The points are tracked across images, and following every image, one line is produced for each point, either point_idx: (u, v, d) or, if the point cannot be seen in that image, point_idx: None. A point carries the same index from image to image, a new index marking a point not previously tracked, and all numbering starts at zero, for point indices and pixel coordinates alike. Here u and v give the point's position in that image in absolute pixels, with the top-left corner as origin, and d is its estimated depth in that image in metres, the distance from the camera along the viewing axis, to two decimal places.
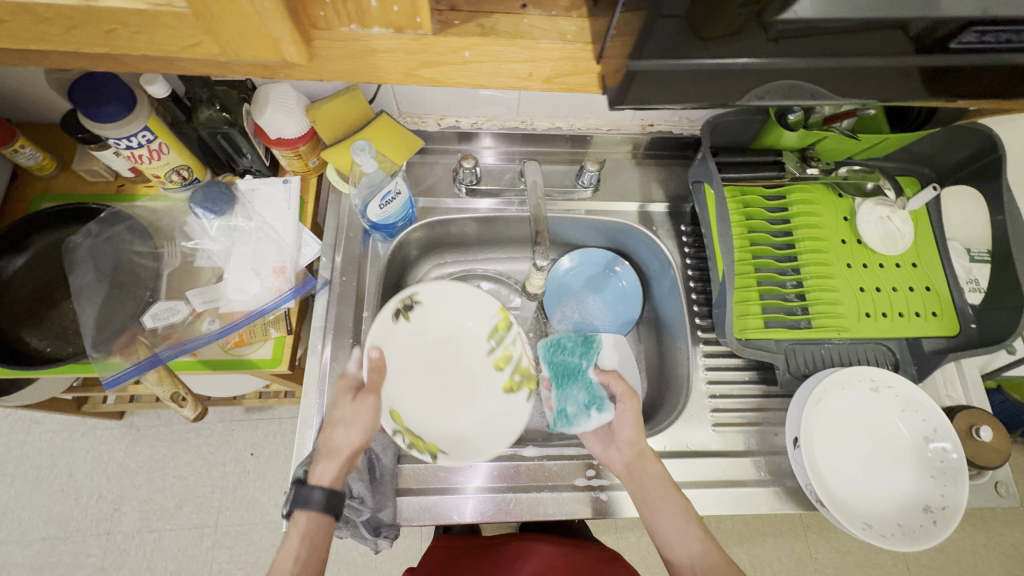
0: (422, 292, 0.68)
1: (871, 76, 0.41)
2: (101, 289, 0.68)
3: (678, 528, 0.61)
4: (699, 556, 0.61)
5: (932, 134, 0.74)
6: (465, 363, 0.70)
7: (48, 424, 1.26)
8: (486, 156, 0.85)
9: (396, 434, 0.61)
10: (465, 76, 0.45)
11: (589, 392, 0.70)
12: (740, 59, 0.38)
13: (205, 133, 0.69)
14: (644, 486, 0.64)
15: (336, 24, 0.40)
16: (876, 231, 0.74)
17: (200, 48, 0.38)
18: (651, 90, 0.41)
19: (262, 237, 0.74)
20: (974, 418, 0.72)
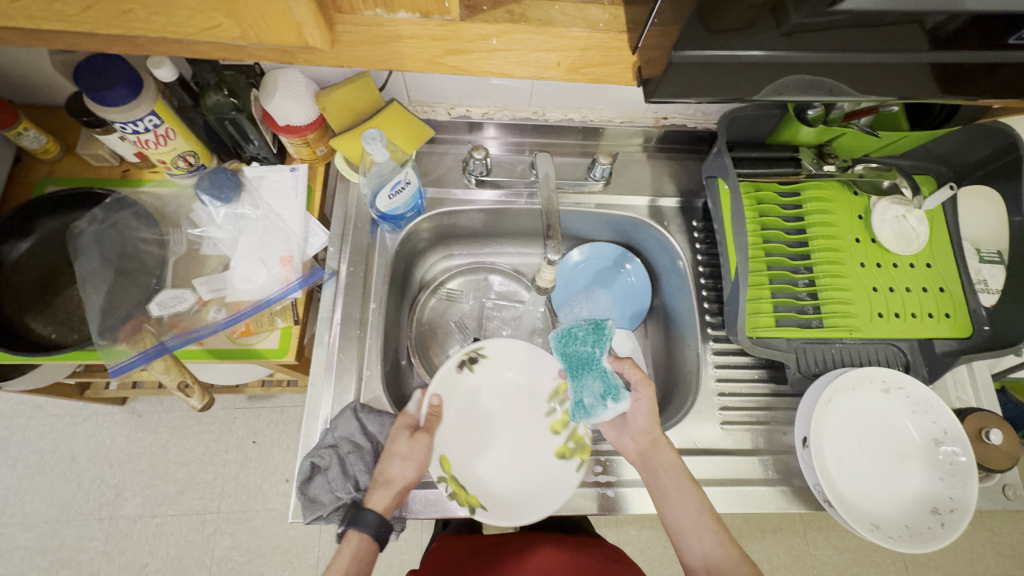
0: (488, 346, 0.73)
1: (897, 73, 0.40)
2: (106, 276, 0.67)
3: (691, 517, 0.61)
4: (711, 548, 0.60)
5: (952, 133, 0.72)
6: (521, 420, 0.72)
7: (50, 408, 1.26)
8: (487, 147, 0.83)
9: (440, 481, 0.64)
10: (492, 65, 0.48)
11: (605, 382, 0.68)
12: (753, 51, 0.37)
13: (211, 118, 0.67)
14: (657, 475, 0.63)
15: (359, 8, 0.42)
16: (891, 230, 0.73)
17: (219, 30, 0.38)
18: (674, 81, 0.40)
19: (269, 226, 0.73)
20: (984, 420, 0.72)
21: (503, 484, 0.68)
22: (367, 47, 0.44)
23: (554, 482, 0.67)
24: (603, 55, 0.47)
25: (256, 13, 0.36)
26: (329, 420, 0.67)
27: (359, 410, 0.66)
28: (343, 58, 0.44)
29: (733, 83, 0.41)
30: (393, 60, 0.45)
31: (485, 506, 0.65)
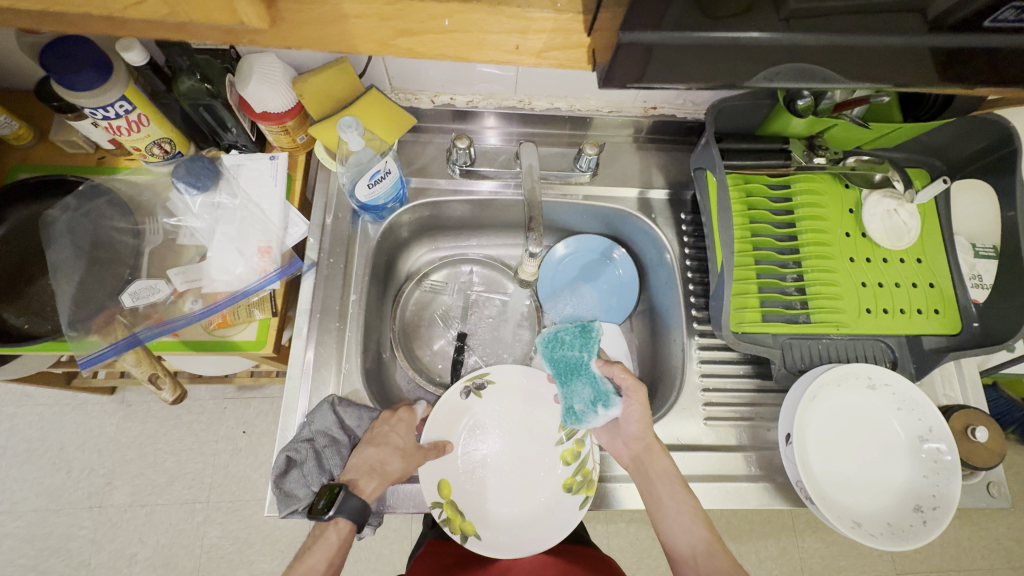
0: (494, 373, 0.72)
1: (892, 60, 0.38)
2: (79, 266, 0.65)
3: (683, 525, 0.61)
4: (705, 559, 0.60)
5: (946, 125, 0.71)
6: (530, 448, 0.70)
7: (38, 397, 1.25)
8: (490, 137, 0.82)
9: (436, 507, 0.63)
10: (449, 48, 0.46)
11: (594, 387, 0.68)
12: (751, 32, 0.35)
13: (186, 104, 0.65)
14: (650, 481, 0.63)
15: None
16: (881, 224, 0.72)
17: (146, 6, 0.36)
18: (648, 68, 0.38)
19: (247, 215, 0.72)
20: (971, 418, 0.71)
21: (503, 510, 0.66)
22: (315, 27, 0.42)
23: (556, 512, 0.65)
24: (565, 39, 0.44)
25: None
26: (307, 414, 0.66)
27: (337, 404, 0.65)
28: (285, 38, 0.43)
29: (719, 71, 0.39)
30: (345, 42, 0.45)
31: (480, 535, 0.64)
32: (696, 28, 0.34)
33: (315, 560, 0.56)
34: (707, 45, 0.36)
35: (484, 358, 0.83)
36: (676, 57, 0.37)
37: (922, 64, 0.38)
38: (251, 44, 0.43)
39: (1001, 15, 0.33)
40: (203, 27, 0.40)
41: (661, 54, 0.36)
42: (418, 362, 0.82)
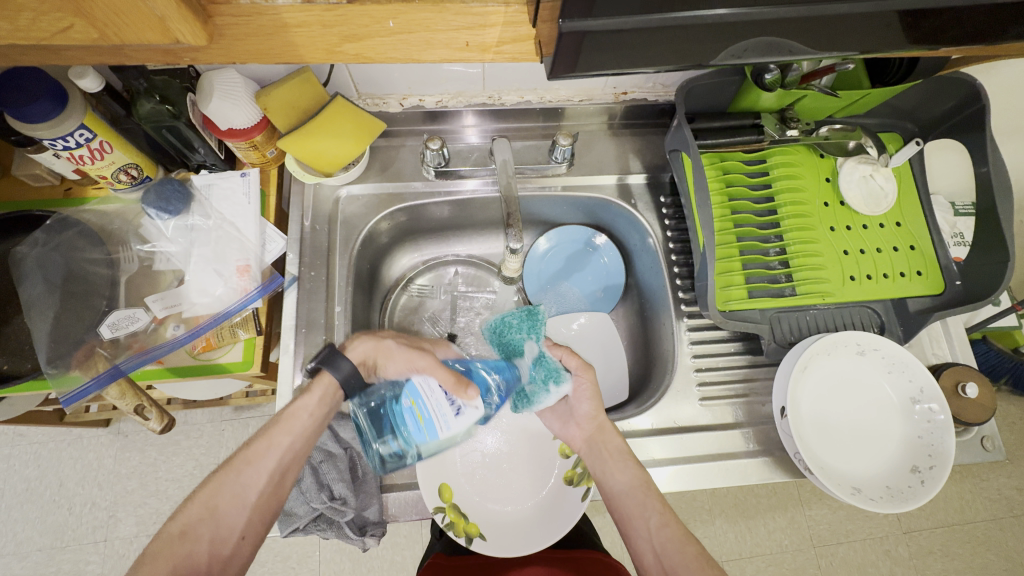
0: None
1: (861, 20, 0.37)
2: (53, 300, 0.63)
3: (637, 501, 0.58)
4: (657, 529, 0.56)
5: (914, 87, 0.71)
6: (531, 447, 0.70)
7: (32, 436, 1.23)
8: (469, 135, 0.80)
9: (438, 512, 0.62)
10: (396, 49, 0.45)
11: (543, 365, 0.63)
12: (717, 9, 0.34)
13: (148, 127, 0.64)
14: (604, 460, 0.61)
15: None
16: (858, 191, 0.72)
17: (75, 31, 0.35)
18: (607, 52, 0.37)
19: (222, 235, 0.71)
20: (960, 374, 0.72)
21: (504, 511, 0.66)
22: (253, 37, 0.41)
23: (558, 506, 0.65)
24: (516, 31, 0.44)
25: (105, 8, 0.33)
26: None
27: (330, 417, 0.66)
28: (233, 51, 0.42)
29: (684, 51, 0.38)
30: (290, 50, 0.44)
31: (485, 536, 0.63)
32: (656, 8, 0.34)
33: (278, 441, 0.57)
34: (672, 24, 0.35)
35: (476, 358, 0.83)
36: (608, 40, 0.36)
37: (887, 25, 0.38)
38: (192, 62, 0.42)
39: None
40: (140, 48, 0.39)
41: (625, 37, 0.36)
42: None
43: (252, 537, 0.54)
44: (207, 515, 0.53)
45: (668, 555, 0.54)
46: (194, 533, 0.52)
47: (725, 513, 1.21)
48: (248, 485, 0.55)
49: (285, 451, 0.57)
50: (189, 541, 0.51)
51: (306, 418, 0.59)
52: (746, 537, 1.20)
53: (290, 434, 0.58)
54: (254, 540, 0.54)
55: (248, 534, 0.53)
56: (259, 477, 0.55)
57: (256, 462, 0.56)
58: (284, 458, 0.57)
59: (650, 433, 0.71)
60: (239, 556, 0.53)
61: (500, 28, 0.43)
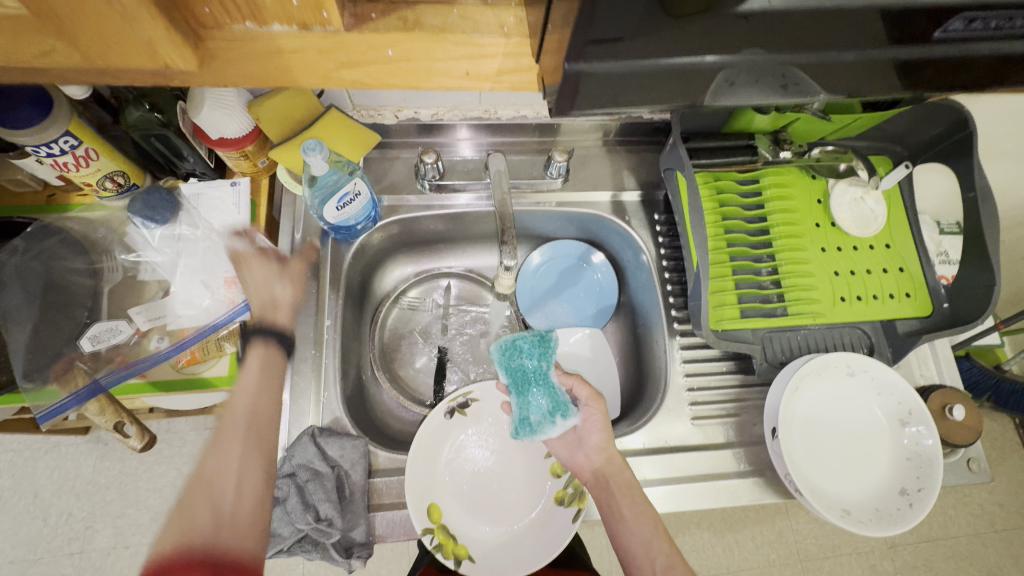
0: (477, 390, 0.70)
1: (860, 66, 0.37)
2: (32, 313, 0.60)
3: (643, 539, 0.57)
4: (663, 572, 0.55)
5: (905, 112, 0.72)
6: (523, 465, 0.69)
7: (8, 444, 1.19)
8: (467, 150, 0.80)
9: (426, 533, 0.61)
10: (396, 77, 0.42)
11: (553, 398, 0.66)
12: (707, 56, 0.35)
13: (136, 135, 0.63)
14: (611, 493, 0.60)
15: (226, 21, 0.37)
16: (850, 213, 0.73)
17: (59, 55, 0.34)
18: (603, 89, 0.36)
19: (211, 246, 0.70)
20: (947, 397, 0.72)
21: (494, 530, 0.65)
22: (247, 63, 0.38)
23: (551, 525, 0.64)
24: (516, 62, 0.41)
25: (89, 31, 0.32)
26: (287, 448, 0.64)
27: (318, 435, 0.63)
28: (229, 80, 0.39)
29: (678, 90, 0.38)
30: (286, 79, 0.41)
31: (474, 558, 0.62)
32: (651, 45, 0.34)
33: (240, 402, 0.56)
34: (667, 68, 0.35)
35: (468, 374, 0.82)
36: (605, 80, 0.35)
37: (884, 73, 0.38)
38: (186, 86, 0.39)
39: (951, 26, 0.33)
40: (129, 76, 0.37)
41: (617, 78, 0.35)
42: (400, 381, 0.81)
43: (251, 479, 0.52)
44: (202, 486, 0.50)
45: None
46: (195, 495, 0.50)
47: (713, 527, 1.21)
48: (230, 445, 0.53)
49: (252, 406, 0.55)
50: (189, 513, 0.49)
51: (254, 378, 0.57)
52: (733, 553, 1.20)
53: (248, 393, 0.56)
54: (259, 480, 0.52)
55: (245, 479, 0.52)
56: (233, 431, 0.53)
57: (227, 426, 0.54)
58: (254, 409, 0.55)
59: (641, 453, 0.70)
60: (250, 497, 0.51)
61: (499, 58, 0.41)
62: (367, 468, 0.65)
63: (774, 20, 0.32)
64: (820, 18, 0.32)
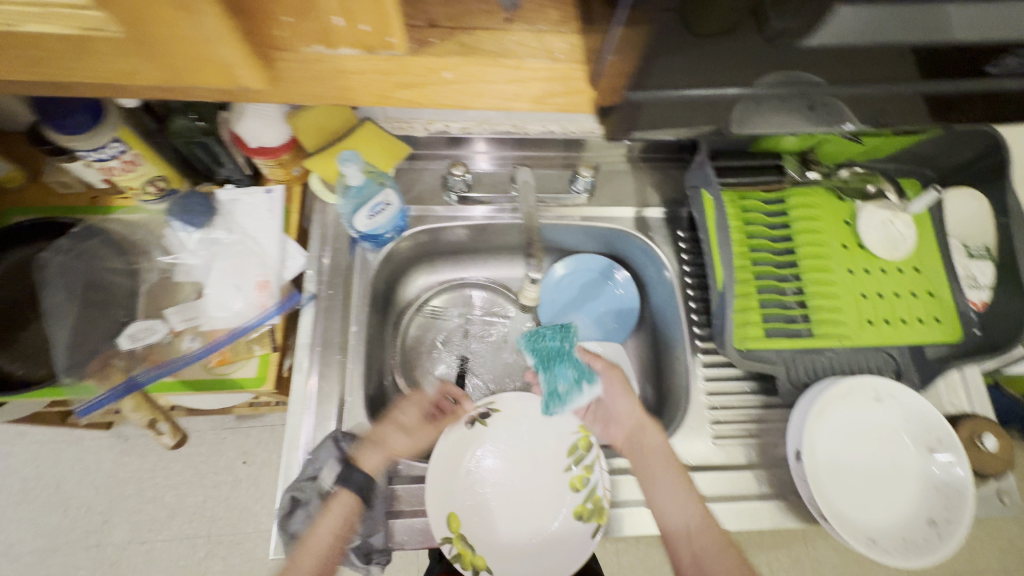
0: (500, 401, 0.71)
1: (892, 98, 0.45)
2: (72, 309, 0.65)
3: (678, 501, 0.62)
4: (696, 531, 0.61)
5: (933, 135, 0.72)
6: (543, 477, 0.68)
7: (34, 435, 1.23)
8: (483, 162, 0.81)
9: (445, 543, 0.62)
10: (448, 97, 0.45)
11: (577, 367, 0.71)
12: (733, 87, 0.43)
13: (180, 142, 0.66)
14: (645, 458, 0.66)
15: (297, 45, 0.38)
16: (877, 234, 0.72)
17: (140, 76, 0.36)
18: (656, 111, 0.45)
19: (244, 250, 0.72)
20: (977, 426, 0.71)
21: (513, 542, 0.65)
22: (315, 84, 0.40)
23: (569, 540, 0.64)
24: (565, 86, 0.46)
25: (176, 56, 0.35)
26: (311, 451, 0.65)
27: (342, 439, 0.65)
28: (292, 95, 0.41)
29: (710, 113, 0.47)
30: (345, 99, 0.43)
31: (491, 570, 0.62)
32: None
33: (314, 547, 0.58)
34: (699, 98, 0.44)
35: (488, 385, 0.82)
36: (657, 106, 0.45)
37: (908, 100, 0.45)
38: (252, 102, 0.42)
39: (994, 61, 0.41)
40: (201, 90, 0.39)
41: (666, 105, 0.45)
42: (421, 390, 0.81)
43: None
44: None
45: (705, 553, 0.60)
46: None
47: None
48: None
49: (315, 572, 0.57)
50: None
51: (330, 536, 0.59)
52: None
53: (318, 554, 0.58)
54: None
55: None
56: None
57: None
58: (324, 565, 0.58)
59: None
60: None
61: (547, 81, 0.46)
62: (387, 474, 0.66)
63: (819, 51, 0.39)
64: (853, 50, 0.39)
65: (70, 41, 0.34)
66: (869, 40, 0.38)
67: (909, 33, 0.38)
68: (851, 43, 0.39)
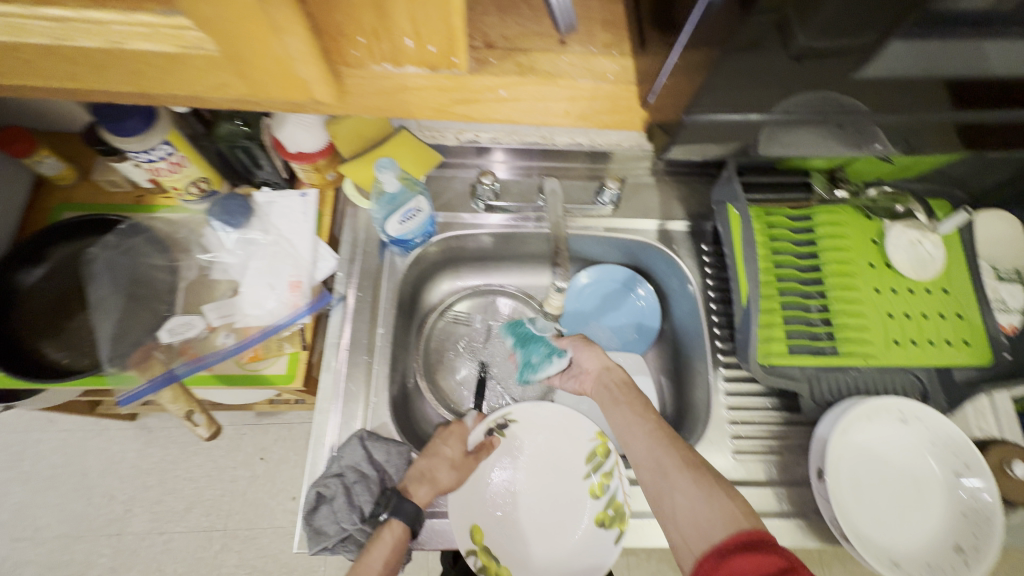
0: (517, 412, 0.71)
1: (930, 127, 0.49)
2: (118, 302, 0.68)
3: (631, 419, 0.65)
4: (647, 438, 0.62)
5: (965, 160, 0.72)
6: (563, 487, 0.68)
7: (63, 423, 1.27)
8: (498, 171, 0.84)
9: (470, 554, 0.63)
10: (503, 112, 0.51)
11: (549, 342, 0.78)
12: (759, 114, 0.48)
13: (224, 146, 0.68)
14: (604, 392, 0.70)
15: (367, 63, 0.43)
16: (906, 255, 0.72)
17: (229, 87, 0.40)
18: (692, 133, 0.52)
19: (279, 251, 0.74)
20: (1008, 452, 0.69)
21: (538, 551, 0.65)
22: (374, 97, 0.45)
23: (590, 549, 0.64)
24: (610, 104, 0.53)
25: (265, 73, 0.38)
26: (336, 448, 0.67)
27: (366, 439, 0.66)
28: (351, 108, 0.46)
29: (744, 134, 0.52)
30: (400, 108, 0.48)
31: None
32: None
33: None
34: (730, 122, 0.49)
35: (509, 391, 0.83)
36: (695, 128, 0.51)
37: (943, 131, 0.49)
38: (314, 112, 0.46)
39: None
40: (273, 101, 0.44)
41: (702, 126, 0.50)
42: (442, 393, 0.82)
43: None
44: None
45: (659, 458, 0.60)
46: None
47: None
48: None
49: None
50: None
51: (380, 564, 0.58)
52: None
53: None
54: None
55: None
56: None
57: None
58: None
59: None
60: None
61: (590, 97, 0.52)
62: None
63: (867, 82, 0.42)
64: (882, 86, 0.43)
65: (161, 56, 0.36)
66: (917, 69, 0.41)
67: (948, 66, 0.41)
68: (895, 76, 0.42)
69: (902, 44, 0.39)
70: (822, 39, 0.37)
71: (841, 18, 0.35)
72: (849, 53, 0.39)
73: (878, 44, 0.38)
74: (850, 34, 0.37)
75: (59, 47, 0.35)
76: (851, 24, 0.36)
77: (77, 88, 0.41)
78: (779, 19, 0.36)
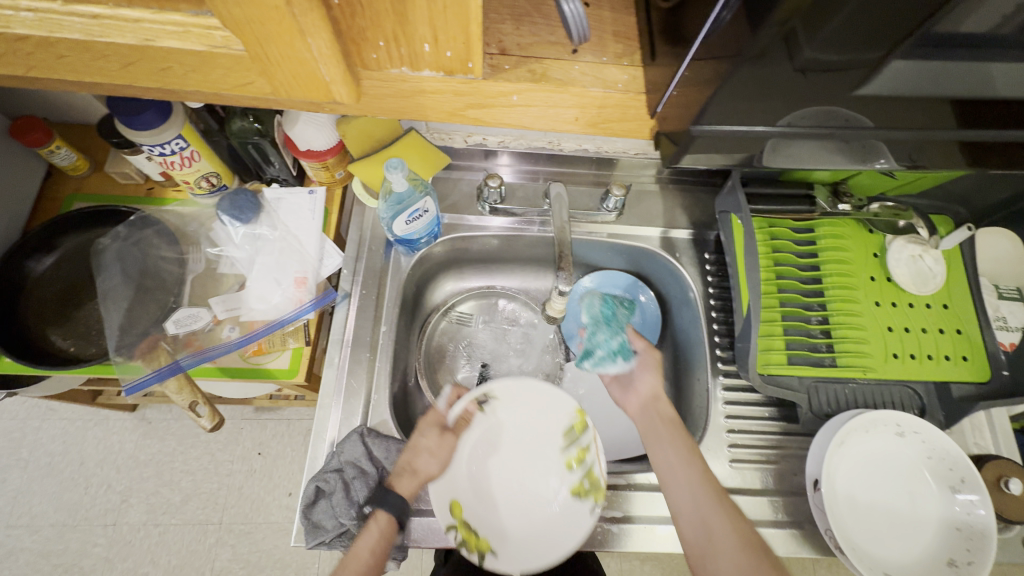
0: (495, 388, 0.70)
1: (934, 143, 0.49)
2: (126, 293, 0.68)
3: (680, 456, 0.61)
4: (695, 488, 0.59)
5: (966, 177, 0.73)
6: (540, 460, 0.68)
7: (63, 412, 1.28)
8: (503, 174, 0.84)
9: (450, 529, 0.62)
10: (512, 117, 0.52)
11: (622, 341, 0.73)
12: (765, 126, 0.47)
13: (236, 142, 0.70)
14: (652, 421, 0.66)
15: (385, 66, 0.44)
16: (906, 269, 0.72)
17: (252, 86, 0.41)
18: (701, 145, 0.51)
19: (286, 247, 0.75)
20: (1003, 468, 0.70)
21: (516, 525, 0.65)
22: (389, 99, 0.47)
23: (567, 520, 0.64)
24: (620, 111, 0.55)
25: (288, 75, 0.39)
26: (336, 444, 0.67)
27: (366, 435, 0.67)
28: (368, 108, 0.48)
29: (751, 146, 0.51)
30: (418, 112, 0.49)
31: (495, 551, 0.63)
32: None
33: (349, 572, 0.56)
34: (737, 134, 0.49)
35: None
36: (706, 141, 0.50)
37: (947, 147, 0.50)
38: (331, 111, 0.48)
39: None
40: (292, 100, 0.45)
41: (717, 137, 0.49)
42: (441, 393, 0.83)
43: None
44: None
45: (707, 512, 0.57)
46: None
47: None
48: None
49: None
50: None
51: (367, 553, 0.57)
52: None
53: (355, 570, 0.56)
54: None
55: None
56: None
57: None
58: None
59: None
60: None
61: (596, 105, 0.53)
62: None
63: (869, 99, 0.43)
64: (894, 101, 0.44)
65: (190, 54, 0.37)
66: (920, 89, 0.43)
67: (952, 85, 0.42)
68: (898, 91, 0.43)
69: (903, 63, 0.40)
70: (830, 53, 0.38)
71: (847, 32, 0.36)
72: (854, 68, 0.40)
73: (876, 63, 0.39)
74: (852, 50, 0.38)
75: (89, 42, 0.36)
76: (856, 39, 0.37)
77: (104, 83, 0.42)
78: (788, 31, 0.36)
